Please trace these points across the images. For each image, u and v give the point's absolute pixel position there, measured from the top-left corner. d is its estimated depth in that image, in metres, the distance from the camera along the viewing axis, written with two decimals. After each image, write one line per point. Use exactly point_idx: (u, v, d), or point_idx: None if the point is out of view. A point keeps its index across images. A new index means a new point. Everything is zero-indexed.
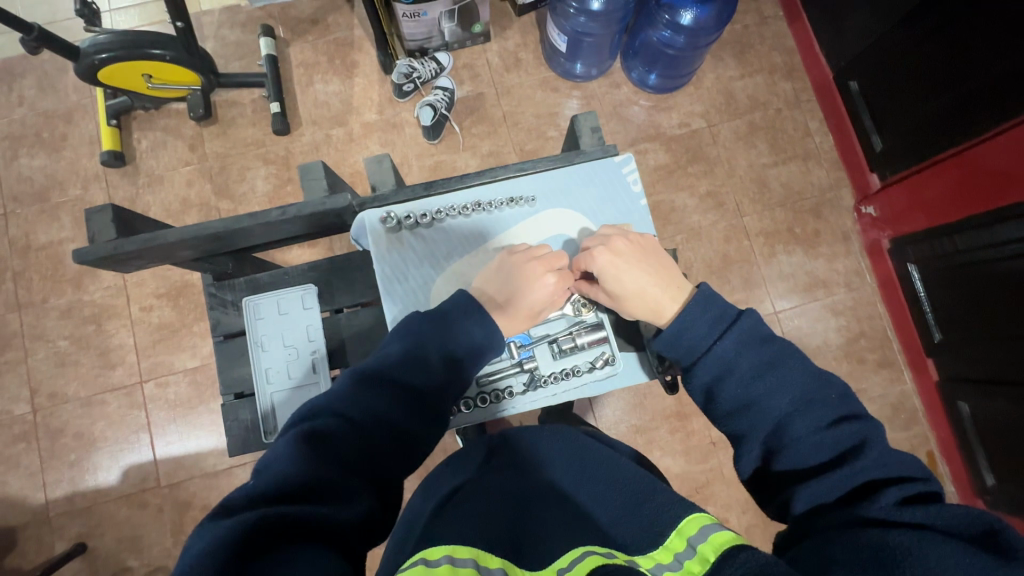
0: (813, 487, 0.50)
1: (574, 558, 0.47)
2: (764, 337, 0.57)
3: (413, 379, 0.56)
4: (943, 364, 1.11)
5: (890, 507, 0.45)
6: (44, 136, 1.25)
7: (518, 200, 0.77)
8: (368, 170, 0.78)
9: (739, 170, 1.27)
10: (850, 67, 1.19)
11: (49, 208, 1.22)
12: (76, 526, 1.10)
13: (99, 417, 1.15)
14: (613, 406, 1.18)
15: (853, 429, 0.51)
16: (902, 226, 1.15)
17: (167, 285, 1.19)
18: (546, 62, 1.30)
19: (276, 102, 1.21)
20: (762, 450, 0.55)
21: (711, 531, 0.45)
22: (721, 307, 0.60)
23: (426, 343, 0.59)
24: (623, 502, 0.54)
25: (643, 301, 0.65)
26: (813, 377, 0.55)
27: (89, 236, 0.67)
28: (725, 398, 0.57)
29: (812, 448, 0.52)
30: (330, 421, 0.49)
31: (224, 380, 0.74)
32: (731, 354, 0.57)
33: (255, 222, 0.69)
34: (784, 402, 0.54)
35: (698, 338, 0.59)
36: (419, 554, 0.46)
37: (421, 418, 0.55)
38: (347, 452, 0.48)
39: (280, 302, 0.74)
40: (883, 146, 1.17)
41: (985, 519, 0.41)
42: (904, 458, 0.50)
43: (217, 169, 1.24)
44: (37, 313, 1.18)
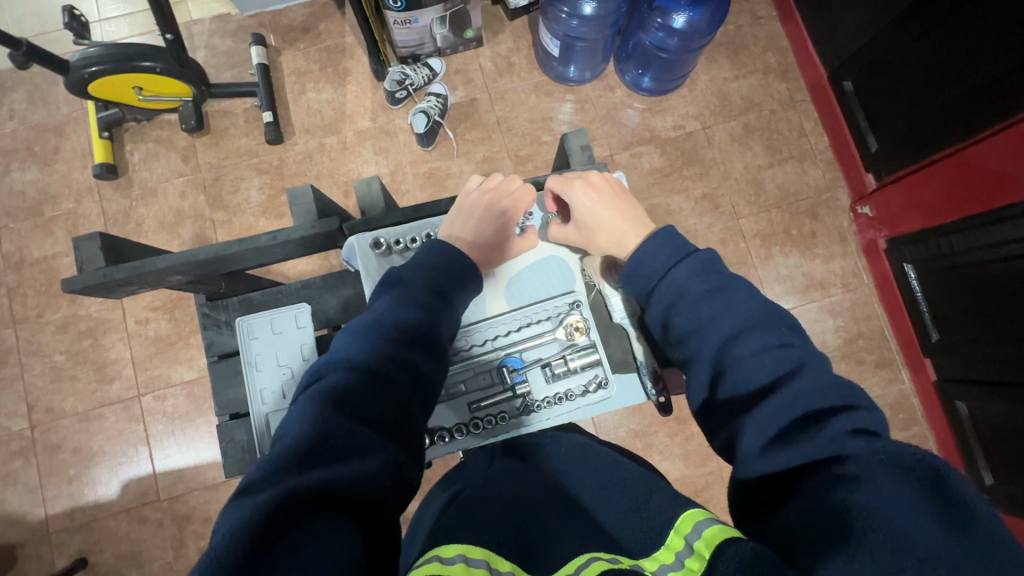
0: (757, 419, 0.47)
1: (580, 564, 0.46)
2: (717, 269, 0.59)
3: (409, 321, 0.58)
4: (940, 363, 1.11)
5: (834, 439, 0.41)
6: (36, 149, 1.24)
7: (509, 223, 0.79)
8: (358, 193, 0.78)
9: (734, 172, 1.27)
10: (844, 67, 1.19)
11: (43, 222, 1.21)
12: (76, 542, 1.10)
13: (97, 432, 1.15)
14: (613, 411, 1.18)
15: (792, 352, 0.50)
16: (899, 226, 1.15)
17: (163, 298, 1.18)
18: (539, 66, 1.29)
19: (268, 112, 1.21)
20: (710, 375, 0.54)
21: (705, 527, 0.43)
22: (681, 242, 0.64)
23: (414, 292, 0.62)
24: (624, 501, 0.52)
25: (610, 233, 0.71)
26: (759, 302, 0.55)
27: (77, 265, 0.66)
28: (679, 323, 0.58)
29: (756, 368, 0.50)
30: (341, 376, 0.49)
31: (219, 401, 0.74)
32: (685, 279, 0.60)
33: (244, 247, 0.68)
34: (731, 322, 0.54)
35: (655, 269, 0.63)
36: (435, 550, 0.46)
37: (428, 357, 0.57)
38: (366, 397, 0.47)
39: (274, 321, 0.73)
40: (878, 146, 1.16)
41: (931, 464, 0.37)
42: (842, 380, 0.47)
43: (211, 180, 1.23)
44: (32, 328, 1.17)
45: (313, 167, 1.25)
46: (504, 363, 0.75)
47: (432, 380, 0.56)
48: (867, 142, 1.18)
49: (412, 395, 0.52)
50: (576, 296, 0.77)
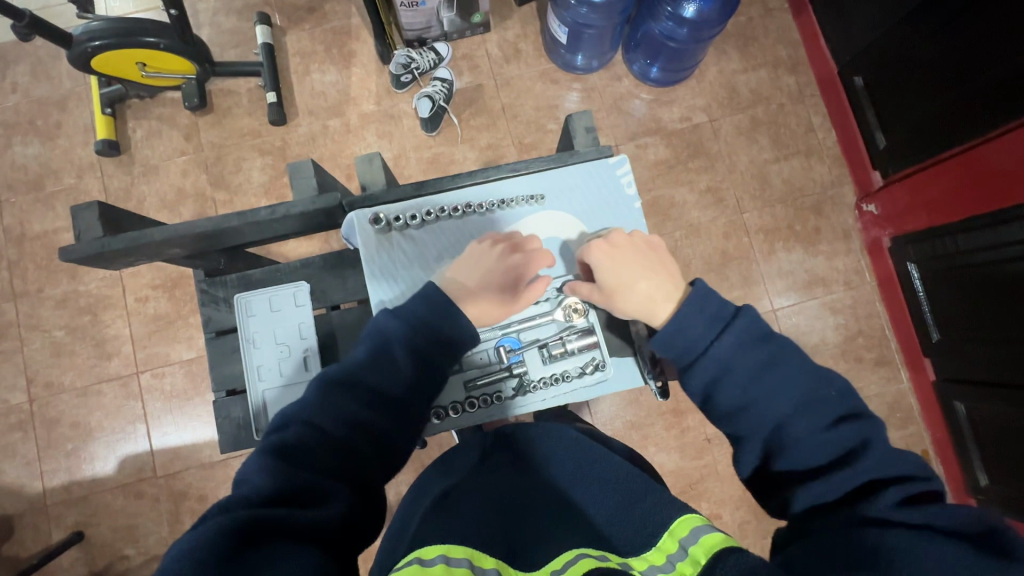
0: (814, 489, 0.49)
1: (569, 560, 0.47)
2: (762, 334, 0.55)
3: (378, 383, 0.57)
4: (940, 364, 1.11)
5: (890, 506, 0.44)
6: (38, 123, 1.23)
7: (512, 202, 0.77)
8: (359, 170, 0.76)
9: (740, 166, 1.26)
10: (855, 62, 1.17)
11: (44, 197, 1.21)
12: (73, 515, 1.11)
13: (95, 408, 1.15)
14: (609, 402, 1.18)
15: (855, 428, 0.50)
16: (903, 225, 1.14)
17: (163, 276, 1.18)
18: (546, 53, 1.28)
19: (272, 92, 1.20)
20: (763, 451, 0.53)
21: (703, 532, 0.46)
22: (717, 305, 0.57)
23: (393, 345, 0.60)
24: (614, 500, 0.56)
25: (633, 294, 0.65)
26: (810, 373, 0.53)
27: (75, 233, 0.66)
28: (723, 400, 0.55)
29: (816, 449, 0.50)
30: (298, 432, 0.52)
31: (216, 376, 0.74)
32: (729, 355, 0.54)
33: (244, 220, 0.68)
34: (785, 403, 0.52)
35: (694, 339, 0.56)
36: (416, 553, 0.47)
37: (393, 421, 0.57)
38: (317, 458, 0.50)
39: (272, 298, 0.73)
40: (886, 143, 1.15)
41: (987, 519, 0.41)
42: (910, 457, 0.49)
43: (213, 159, 1.23)
44: (32, 302, 1.18)
45: (315, 149, 1.25)
46: (501, 343, 0.74)
47: (394, 443, 0.57)
48: (875, 140, 1.17)
49: (371, 458, 0.54)
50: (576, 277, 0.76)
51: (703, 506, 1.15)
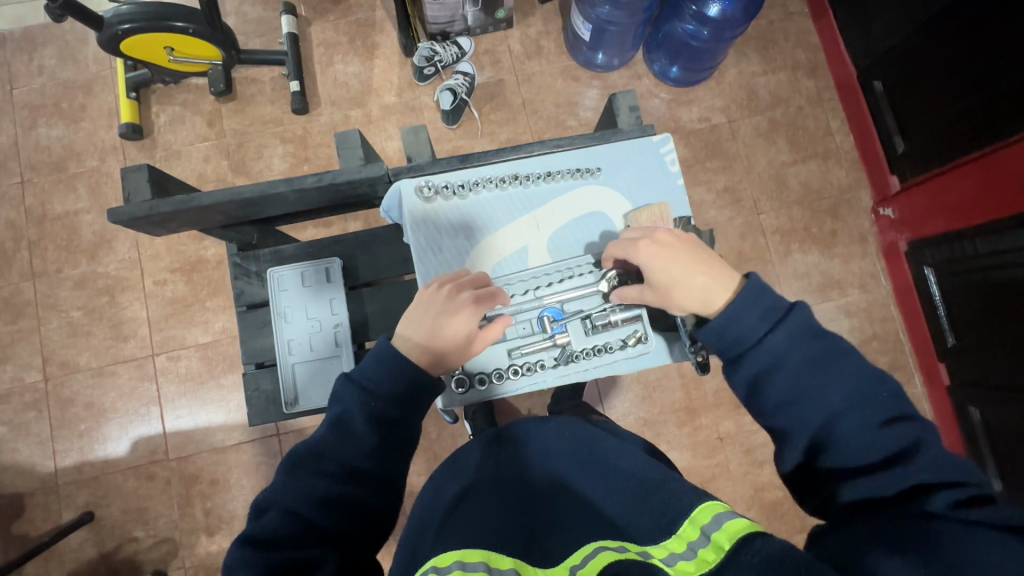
0: (862, 487, 0.50)
1: (586, 556, 0.49)
2: (817, 332, 0.55)
3: (344, 455, 0.54)
4: (954, 367, 1.11)
5: (948, 507, 0.45)
6: (63, 106, 1.24)
7: (556, 174, 0.78)
8: (405, 140, 0.77)
9: (758, 167, 1.26)
10: (874, 66, 1.18)
11: (66, 178, 1.22)
12: (84, 496, 1.11)
13: (109, 388, 1.15)
14: (623, 398, 1.18)
15: (903, 426, 0.51)
16: (922, 228, 1.14)
17: (182, 261, 1.19)
18: (568, 51, 1.29)
19: (296, 81, 1.21)
20: (808, 444, 0.54)
21: (726, 519, 0.45)
22: (772, 298, 0.57)
23: (353, 412, 0.56)
24: (631, 494, 0.55)
25: (690, 291, 0.62)
26: (864, 371, 0.53)
27: (124, 195, 0.67)
28: (772, 392, 0.55)
29: (865, 447, 0.50)
30: (276, 519, 0.51)
31: (246, 349, 0.75)
32: (784, 347, 0.55)
33: (289, 188, 0.69)
34: (836, 400, 0.52)
35: (748, 330, 0.56)
36: (433, 561, 0.50)
37: (373, 492, 0.55)
38: (294, 543, 0.50)
39: (304, 274, 0.75)
40: (905, 147, 1.16)
41: None
42: (958, 460, 0.50)
43: (234, 146, 1.24)
44: (51, 283, 1.18)
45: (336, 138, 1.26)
46: (544, 313, 0.74)
47: (377, 511, 0.55)
48: (893, 143, 1.18)
49: (355, 529, 0.53)
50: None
51: None
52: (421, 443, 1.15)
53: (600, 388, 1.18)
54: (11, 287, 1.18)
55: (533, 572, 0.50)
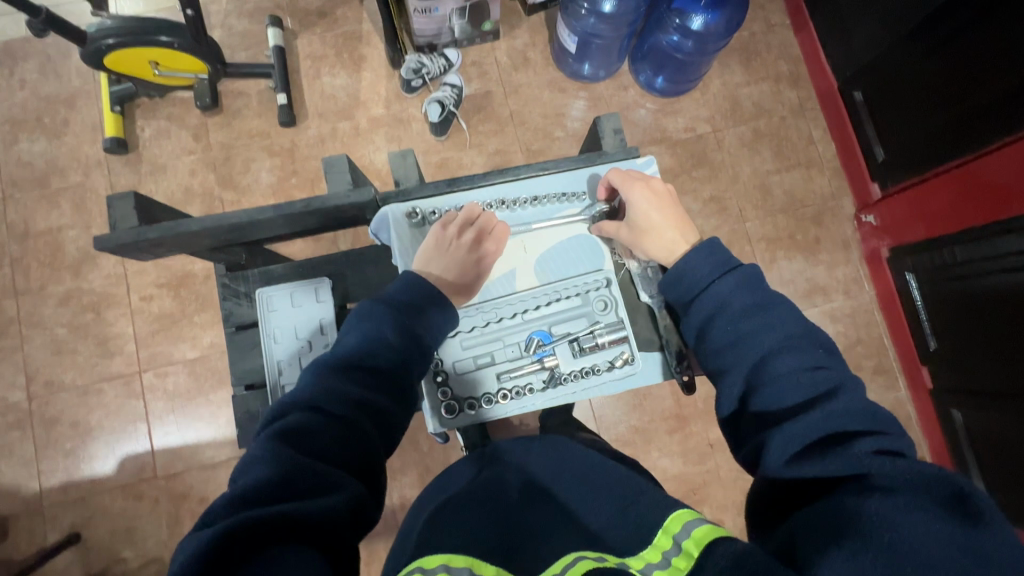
0: (787, 432, 0.50)
1: (567, 563, 0.49)
2: (760, 286, 0.61)
3: (375, 363, 0.58)
4: (937, 373, 1.14)
5: (864, 456, 0.44)
6: (46, 120, 1.23)
7: (543, 199, 0.79)
8: (392, 164, 0.77)
9: (743, 176, 1.28)
10: (855, 77, 1.21)
11: (49, 194, 1.20)
12: (70, 517, 1.09)
13: (95, 407, 1.14)
14: (613, 407, 1.19)
15: (829, 375, 0.53)
16: (904, 235, 1.16)
17: (168, 276, 1.18)
18: (554, 62, 1.30)
19: (283, 94, 1.21)
20: (742, 388, 0.57)
21: (694, 527, 0.47)
22: (724, 256, 0.64)
23: (383, 329, 0.61)
24: (612, 509, 0.54)
25: (661, 238, 0.70)
26: (801, 322, 0.58)
27: (110, 223, 0.67)
28: (715, 336, 0.61)
29: (791, 386, 0.53)
30: (303, 415, 0.50)
31: (236, 371, 0.75)
32: (728, 293, 0.62)
33: (278, 213, 0.69)
34: (771, 342, 0.57)
35: (700, 277, 0.64)
36: (417, 561, 0.49)
37: (394, 403, 0.58)
38: (331, 440, 0.50)
39: (294, 294, 0.74)
40: (885, 156, 1.18)
41: (956, 482, 0.39)
42: (883, 415, 0.50)
43: (221, 160, 1.23)
44: (34, 300, 1.16)
45: (324, 151, 1.26)
46: (533, 335, 0.74)
47: (396, 422, 0.58)
48: (874, 153, 1.20)
49: (376, 438, 0.54)
50: (607, 275, 0.77)
51: (705, 511, 1.15)
52: (413, 456, 1.15)
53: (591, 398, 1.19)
54: None
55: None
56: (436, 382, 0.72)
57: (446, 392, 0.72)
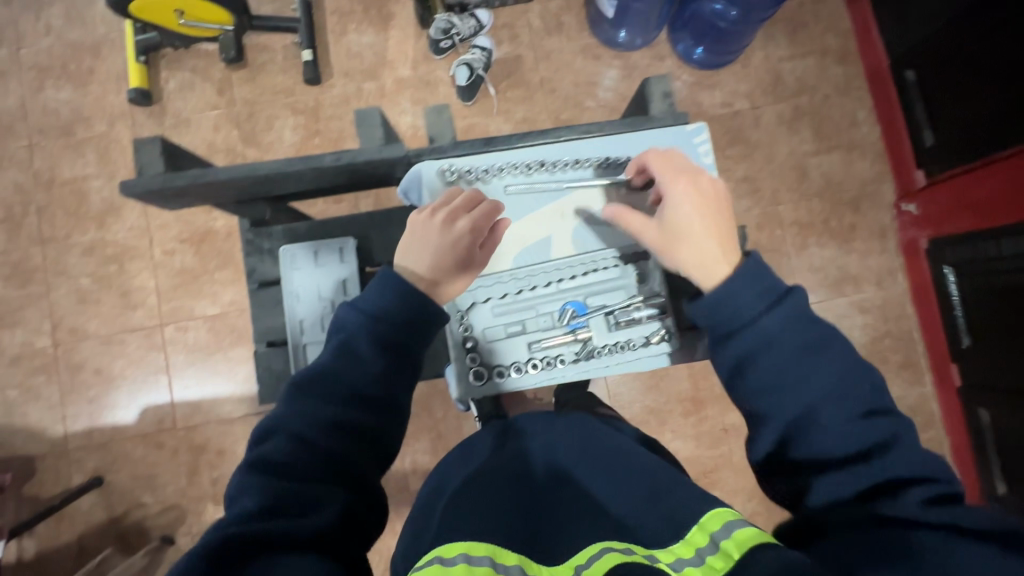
0: (836, 483, 0.50)
1: (593, 555, 0.48)
2: (809, 319, 0.56)
3: (351, 381, 0.56)
4: (968, 370, 1.10)
5: (917, 507, 0.45)
6: (71, 68, 1.22)
7: (585, 162, 0.76)
8: (427, 119, 0.76)
9: (779, 157, 1.23)
10: (909, 55, 1.13)
11: (74, 143, 1.20)
12: (93, 461, 1.13)
13: (118, 356, 1.16)
14: (629, 386, 1.17)
15: (882, 423, 0.51)
16: (946, 226, 1.11)
17: (190, 231, 1.18)
18: (589, 28, 1.25)
19: (308, 50, 1.18)
20: (786, 431, 0.54)
21: (737, 527, 0.45)
22: (770, 282, 0.58)
23: (359, 340, 0.59)
24: (642, 497, 0.54)
25: (698, 249, 0.62)
26: (852, 361, 0.54)
27: (137, 167, 0.66)
28: (759, 374, 0.55)
29: (842, 436, 0.50)
30: (282, 442, 0.51)
31: (259, 328, 0.75)
32: (777, 329, 0.55)
33: (307, 166, 0.68)
34: (823, 387, 0.52)
35: (742, 308, 0.57)
36: (437, 549, 0.48)
37: (377, 416, 0.57)
38: (301, 465, 0.51)
39: (318, 253, 0.73)
40: (933, 142, 1.12)
41: (1009, 522, 0.41)
42: (932, 456, 0.50)
43: (245, 116, 1.21)
44: (59, 249, 1.17)
45: (348, 112, 1.23)
46: (567, 306, 0.73)
47: (382, 432, 0.57)
48: (922, 137, 1.14)
49: (360, 453, 0.54)
50: (647, 247, 0.74)
51: (715, 494, 1.15)
52: (427, 423, 1.16)
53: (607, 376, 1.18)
54: (20, 252, 1.17)
55: (538, 569, 0.48)
56: (465, 348, 0.72)
57: (475, 358, 0.72)
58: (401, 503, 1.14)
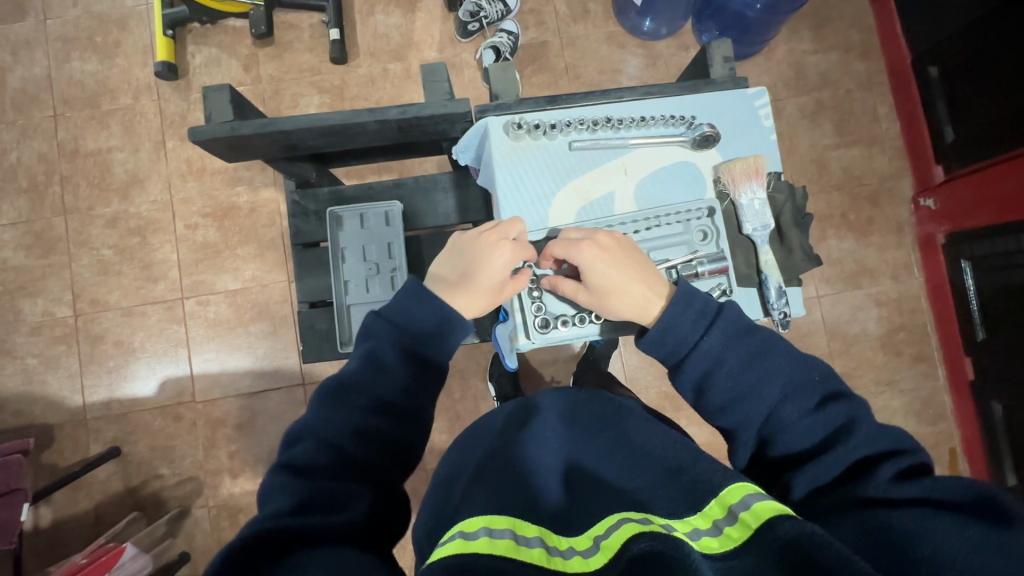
0: (810, 471, 0.51)
1: (611, 526, 0.45)
2: (746, 328, 0.57)
3: (376, 391, 0.57)
4: (981, 364, 1.11)
5: (886, 485, 0.46)
6: (98, 40, 1.22)
7: (650, 120, 0.75)
8: (492, 76, 0.76)
9: (800, 149, 1.24)
10: (931, 52, 1.15)
11: (99, 115, 1.20)
12: (111, 431, 1.13)
13: (139, 328, 1.16)
14: (646, 371, 1.18)
15: (839, 407, 0.52)
16: (963, 220, 1.13)
17: (214, 206, 1.18)
18: (615, 16, 1.25)
19: (335, 29, 1.18)
20: (756, 440, 0.55)
21: (755, 500, 0.44)
22: (702, 302, 0.60)
23: (382, 351, 0.59)
24: (656, 472, 0.51)
25: (627, 299, 0.63)
26: (798, 360, 0.55)
27: (206, 115, 0.68)
28: (715, 394, 0.57)
29: (806, 431, 0.52)
30: (314, 448, 0.52)
31: (303, 288, 0.80)
32: (720, 348, 0.57)
33: (372, 118, 0.70)
34: (773, 394, 0.54)
35: (684, 336, 0.59)
36: (458, 525, 0.46)
37: (402, 426, 0.58)
38: (330, 474, 0.51)
39: (364, 216, 0.79)
40: (954, 137, 1.14)
41: (977, 489, 0.43)
42: (894, 429, 0.51)
43: (271, 93, 1.21)
44: (82, 220, 1.18)
45: (373, 92, 1.23)
46: None
47: (405, 442, 0.57)
48: (942, 132, 1.16)
49: (384, 466, 0.55)
50: (710, 204, 0.73)
51: None
52: (444, 402, 1.16)
53: (624, 360, 1.19)
54: (42, 222, 1.17)
55: (559, 541, 0.47)
56: (530, 297, 0.70)
57: (539, 307, 0.69)
58: (416, 481, 1.15)
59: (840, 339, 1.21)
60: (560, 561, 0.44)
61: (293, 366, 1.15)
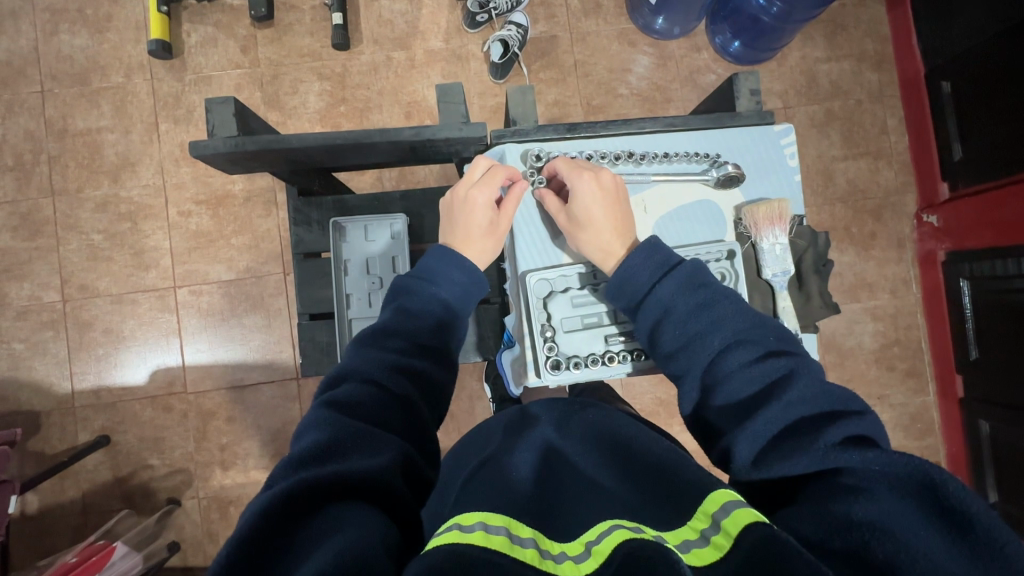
0: (748, 431, 0.46)
1: (603, 531, 0.41)
2: (700, 282, 0.58)
3: (411, 333, 0.58)
4: (971, 382, 1.13)
5: (822, 446, 0.41)
6: (87, 13, 1.16)
7: (673, 156, 0.74)
8: (511, 99, 0.75)
9: (806, 160, 1.23)
10: (946, 66, 1.13)
11: (89, 93, 1.15)
12: (100, 420, 1.12)
13: (129, 316, 1.14)
14: (642, 377, 1.19)
15: (781, 362, 0.50)
16: (966, 241, 1.13)
17: (208, 193, 1.15)
18: (628, 12, 1.22)
19: (338, 14, 1.14)
20: (701, 390, 0.54)
21: (734, 507, 0.39)
22: (665, 254, 0.62)
23: (411, 301, 0.60)
24: (650, 480, 0.47)
25: (597, 237, 0.66)
26: (750, 316, 0.55)
27: (209, 128, 0.65)
28: (665, 340, 0.58)
29: (742, 381, 0.50)
30: (352, 388, 0.50)
31: (303, 299, 0.80)
32: (669, 296, 0.58)
33: (385, 138, 0.67)
34: (718, 340, 0.53)
35: (641, 282, 0.61)
36: (456, 519, 0.42)
37: (436, 365, 0.58)
38: (368, 409, 0.48)
39: (369, 227, 0.79)
40: (962, 155, 1.13)
41: (924, 471, 0.37)
42: (839, 392, 0.46)
43: (269, 78, 1.17)
44: (71, 202, 1.14)
45: (375, 80, 1.19)
46: None
47: (440, 384, 0.57)
48: (951, 149, 1.14)
49: (420, 402, 0.53)
50: (731, 246, 0.71)
51: None
52: None
53: None
54: (29, 203, 1.14)
55: (551, 545, 0.42)
56: (543, 336, 0.69)
57: (552, 347, 0.68)
58: None
59: (834, 352, 1.22)
60: (552, 565, 0.39)
61: (287, 360, 1.14)
